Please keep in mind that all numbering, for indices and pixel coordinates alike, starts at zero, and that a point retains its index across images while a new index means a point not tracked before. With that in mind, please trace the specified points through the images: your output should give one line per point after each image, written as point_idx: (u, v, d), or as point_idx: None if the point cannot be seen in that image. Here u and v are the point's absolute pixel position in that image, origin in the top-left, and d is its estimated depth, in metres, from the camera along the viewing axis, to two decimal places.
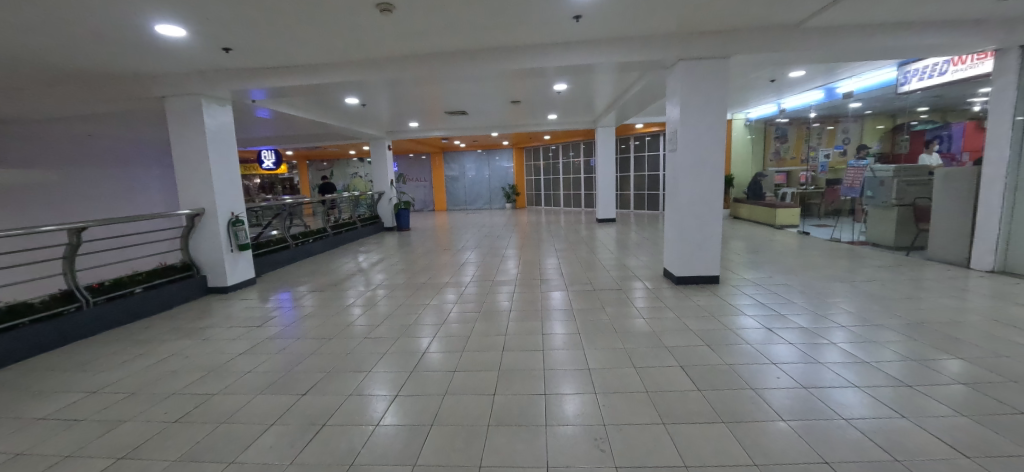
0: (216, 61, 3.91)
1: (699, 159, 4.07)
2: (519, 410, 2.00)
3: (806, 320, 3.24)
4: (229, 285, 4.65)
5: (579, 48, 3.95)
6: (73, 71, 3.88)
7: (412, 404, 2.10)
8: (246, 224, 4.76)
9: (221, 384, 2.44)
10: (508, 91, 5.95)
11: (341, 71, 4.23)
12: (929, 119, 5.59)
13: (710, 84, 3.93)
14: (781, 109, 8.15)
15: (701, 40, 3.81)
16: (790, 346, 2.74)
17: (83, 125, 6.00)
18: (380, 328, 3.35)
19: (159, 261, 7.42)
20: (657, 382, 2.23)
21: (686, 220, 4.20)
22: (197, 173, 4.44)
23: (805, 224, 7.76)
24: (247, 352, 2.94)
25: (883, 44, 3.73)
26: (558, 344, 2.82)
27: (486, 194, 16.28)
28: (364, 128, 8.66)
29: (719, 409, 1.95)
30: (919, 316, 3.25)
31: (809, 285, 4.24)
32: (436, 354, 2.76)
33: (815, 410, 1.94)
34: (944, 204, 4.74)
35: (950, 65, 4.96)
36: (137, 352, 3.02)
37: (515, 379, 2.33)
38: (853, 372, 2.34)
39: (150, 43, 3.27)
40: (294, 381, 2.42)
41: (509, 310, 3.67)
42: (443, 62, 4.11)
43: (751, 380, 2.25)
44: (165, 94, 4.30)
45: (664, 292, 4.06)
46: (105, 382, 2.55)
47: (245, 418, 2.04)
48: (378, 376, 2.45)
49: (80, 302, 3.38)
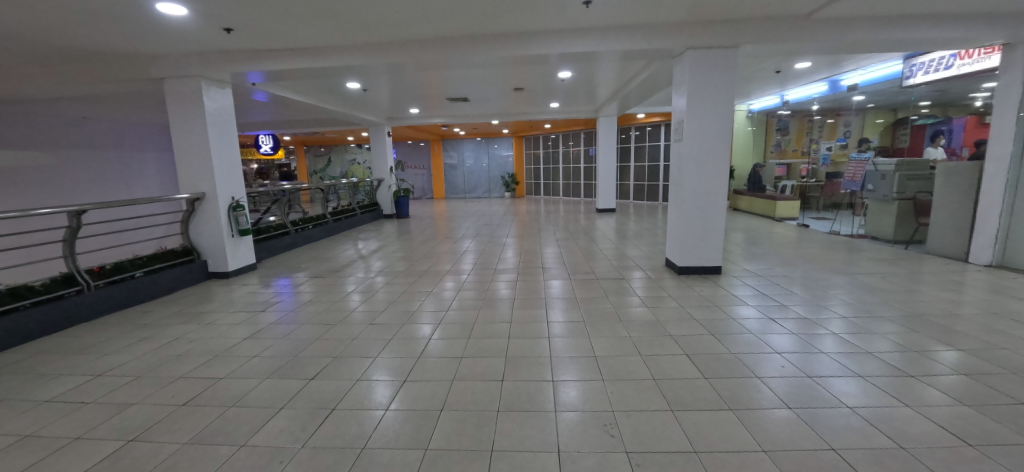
0: (216, 42, 3.82)
1: (704, 150, 4.06)
2: (526, 396, 2.02)
3: (806, 311, 3.28)
4: (229, 270, 4.62)
5: (587, 35, 3.88)
6: (69, 49, 3.78)
7: (420, 389, 2.12)
8: (247, 209, 4.69)
9: (227, 369, 2.43)
10: (511, 78, 5.87)
11: (344, 55, 4.15)
12: (930, 114, 5.87)
13: (718, 74, 3.90)
14: (784, 101, 8.15)
15: (711, 29, 3.76)
16: (791, 336, 2.77)
17: (76, 105, 5.86)
18: (382, 314, 3.36)
19: (159, 245, 7.46)
20: (664, 370, 2.25)
21: (688, 211, 4.21)
22: (196, 156, 4.37)
23: (804, 217, 7.71)
24: (252, 336, 2.95)
25: (894, 36, 3.71)
26: (562, 332, 2.85)
27: (485, 183, 16.16)
28: (363, 113, 8.53)
29: (726, 397, 1.96)
30: (917, 308, 3.29)
31: (808, 276, 4.27)
32: (439, 341, 2.77)
33: (822, 398, 1.97)
34: (945, 198, 4.76)
35: (955, 59, 4.89)
36: (139, 336, 3.01)
37: (521, 365, 2.35)
38: (852, 360, 2.40)
39: (150, 22, 3.17)
40: (301, 366, 2.42)
41: (510, 299, 3.68)
42: (446, 47, 4.04)
43: (754, 369, 2.27)
44: (164, 76, 4.22)
45: (666, 282, 4.08)
46: (111, 365, 2.54)
47: (254, 402, 2.04)
48: (383, 362, 2.46)
49: (81, 285, 3.36)
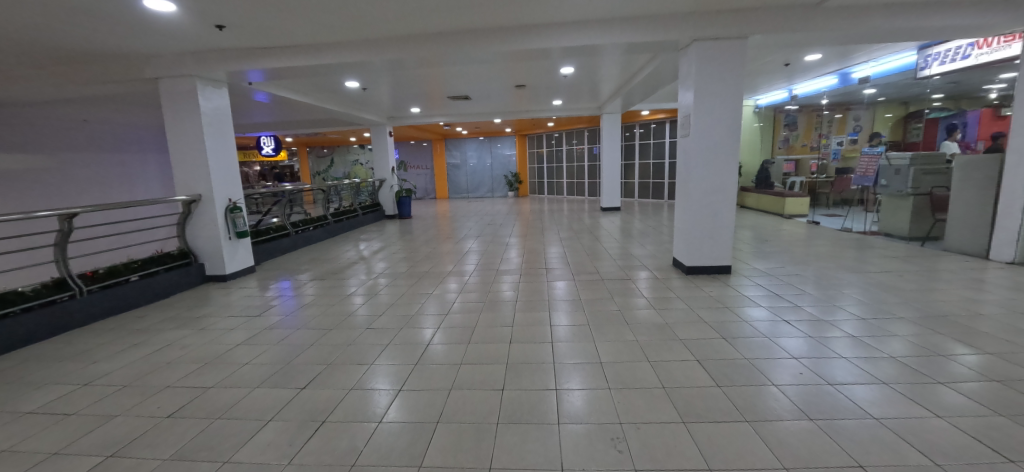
0: (209, 40, 3.74)
1: (711, 146, 3.93)
2: (528, 406, 1.91)
3: (822, 312, 3.12)
4: (227, 273, 4.55)
5: (589, 28, 3.76)
6: (61, 50, 3.71)
7: (416, 400, 2.01)
8: (244, 211, 4.62)
9: (217, 377, 2.34)
10: (512, 75, 5.75)
11: (339, 52, 4.05)
12: (942, 108, 5.62)
13: (725, 66, 3.76)
14: (792, 95, 7.97)
15: (718, 19, 3.62)
16: (807, 339, 2.62)
17: (74, 108, 5.82)
18: (381, 318, 3.26)
19: (157, 248, 7.44)
20: (673, 377, 2.12)
21: (696, 209, 4.07)
22: (192, 158, 4.30)
23: (815, 214, 7.54)
24: (247, 342, 2.86)
25: (911, 23, 3.54)
26: (566, 336, 2.73)
27: (488, 182, 16.04)
28: (363, 113, 8.43)
29: (741, 407, 1.84)
30: (940, 309, 3.13)
31: (822, 275, 4.11)
32: (439, 346, 2.66)
33: (843, 407, 1.83)
34: (963, 193, 4.59)
35: (973, 48, 4.73)
36: (131, 342, 2.93)
37: (522, 372, 2.24)
38: (873, 365, 2.26)
39: (139, 19, 3.09)
40: (294, 374, 2.32)
41: (513, 301, 3.57)
42: (445, 42, 3.93)
43: (769, 375, 2.13)
44: (158, 76, 4.15)
45: (673, 282, 3.95)
46: (99, 373, 2.46)
47: (242, 413, 1.95)
48: (379, 370, 2.35)
49: (73, 290, 3.28)
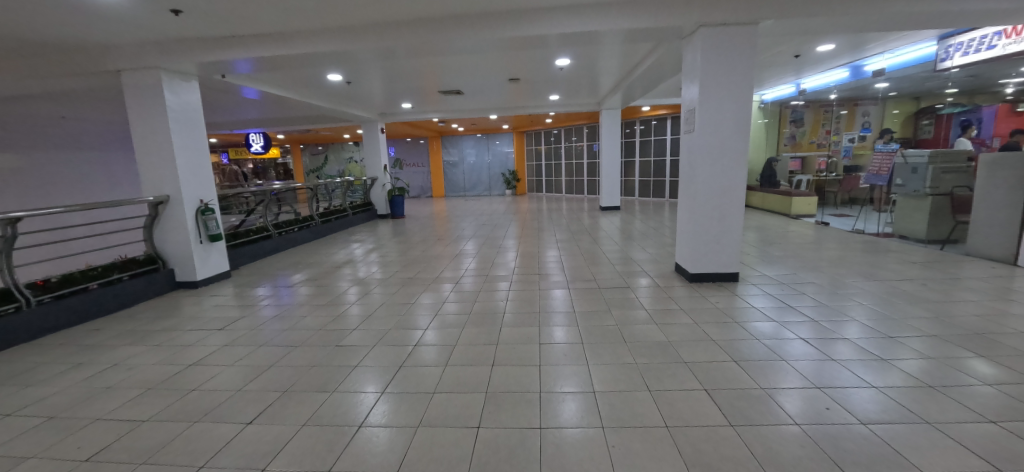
0: (171, 28, 3.43)
1: (717, 142, 3.62)
2: (507, 451, 1.61)
3: (844, 328, 2.80)
4: (199, 279, 4.27)
5: (585, 13, 3.43)
6: (12, 41, 3.41)
7: (374, 442, 1.70)
8: (216, 213, 4.33)
9: (157, 408, 2.05)
10: (506, 67, 5.43)
11: (315, 41, 3.74)
12: (957, 102, 5.50)
13: (732, 55, 3.45)
14: (799, 90, 7.61)
15: (726, 2, 3.30)
16: (830, 362, 2.30)
17: (45, 105, 5.55)
18: (356, 333, 2.96)
19: (119, 255, 7.16)
20: (680, 413, 1.83)
21: (700, 211, 3.76)
22: (158, 155, 4.00)
23: (822, 214, 7.21)
24: (202, 362, 2.57)
25: (939, 7, 3.22)
26: (557, 357, 2.43)
27: (486, 180, 15.73)
28: (353, 109, 8.13)
29: (760, 455, 1.54)
30: (979, 324, 2.79)
31: (838, 284, 3.79)
32: (415, 369, 2.36)
33: (882, 457, 1.53)
34: (989, 194, 4.28)
35: (1000, 38, 4.39)
36: (77, 361, 2.65)
37: (504, 404, 1.94)
38: (910, 397, 1.94)
39: (81, 3, 2.76)
40: (243, 405, 2.03)
41: (504, 312, 3.27)
42: (428, 30, 3.61)
43: (792, 413, 1.82)
44: (121, 68, 3.84)
45: (676, 291, 3.65)
46: (28, 401, 2.18)
47: (172, 458, 1.66)
48: (339, 400, 2.05)
49: (19, 302, 3.02)
